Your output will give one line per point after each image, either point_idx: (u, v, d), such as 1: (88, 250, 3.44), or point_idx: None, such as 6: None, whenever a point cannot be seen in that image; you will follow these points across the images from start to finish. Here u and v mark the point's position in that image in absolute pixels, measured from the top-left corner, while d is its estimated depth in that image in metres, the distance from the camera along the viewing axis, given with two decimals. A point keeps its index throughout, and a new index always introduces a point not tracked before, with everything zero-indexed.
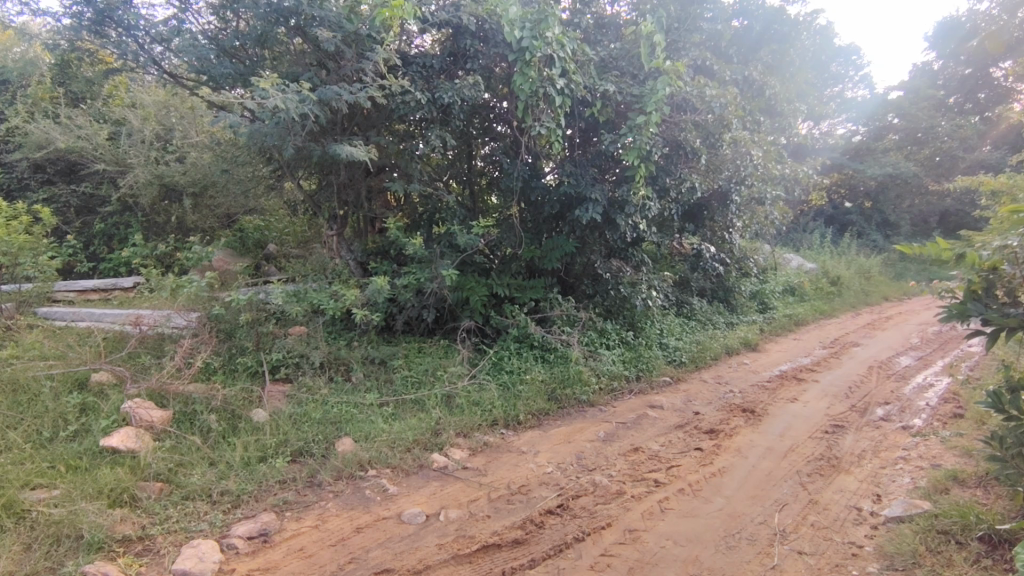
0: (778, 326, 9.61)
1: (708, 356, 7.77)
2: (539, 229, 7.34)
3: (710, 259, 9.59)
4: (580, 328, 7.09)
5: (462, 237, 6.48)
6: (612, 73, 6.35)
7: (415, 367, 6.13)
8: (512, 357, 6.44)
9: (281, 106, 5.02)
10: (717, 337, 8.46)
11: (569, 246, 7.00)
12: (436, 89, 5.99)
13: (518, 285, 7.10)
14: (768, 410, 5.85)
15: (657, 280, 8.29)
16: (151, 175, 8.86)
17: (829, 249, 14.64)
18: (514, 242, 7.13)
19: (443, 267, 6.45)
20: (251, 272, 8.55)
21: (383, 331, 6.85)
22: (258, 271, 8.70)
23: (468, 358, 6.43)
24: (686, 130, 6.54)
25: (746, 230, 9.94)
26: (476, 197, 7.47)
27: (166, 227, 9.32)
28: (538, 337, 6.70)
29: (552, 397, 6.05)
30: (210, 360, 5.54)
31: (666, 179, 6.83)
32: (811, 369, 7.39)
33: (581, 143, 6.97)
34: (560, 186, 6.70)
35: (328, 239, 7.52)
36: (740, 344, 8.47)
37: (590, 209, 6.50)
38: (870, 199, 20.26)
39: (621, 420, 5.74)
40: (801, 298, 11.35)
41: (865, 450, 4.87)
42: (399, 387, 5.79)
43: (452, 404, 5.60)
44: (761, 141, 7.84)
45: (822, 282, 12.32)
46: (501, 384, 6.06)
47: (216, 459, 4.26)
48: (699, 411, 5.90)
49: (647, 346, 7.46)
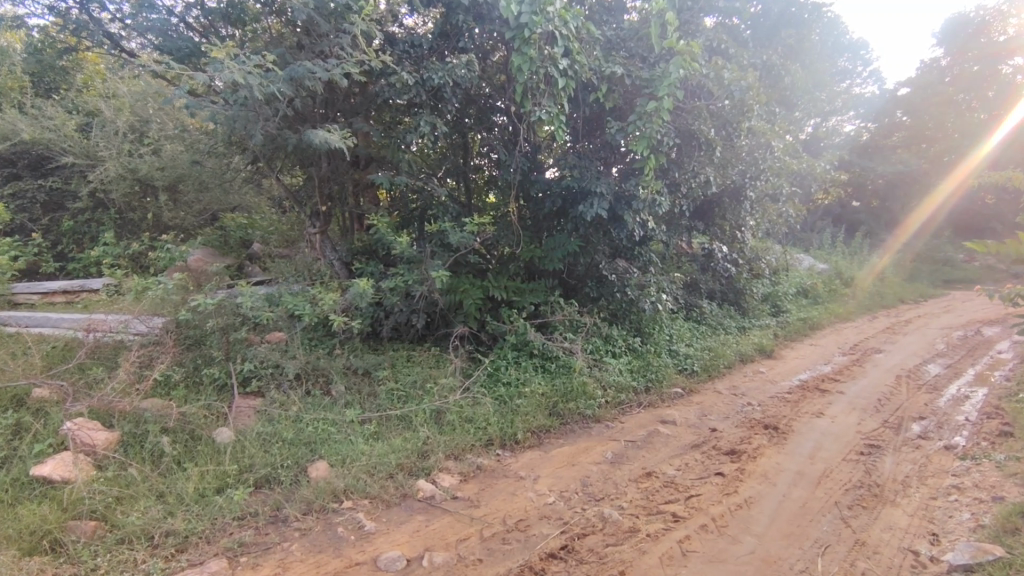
0: (794, 331, 9.04)
1: (721, 364, 7.20)
2: (539, 228, 6.79)
3: (720, 259, 9.02)
4: (584, 335, 6.55)
5: (454, 236, 5.90)
6: (620, 55, 5.78)
7: (403, 379, 5.57)
8: (509, 368, 5.87)
9: (242, 83, 4.39)
10: (730, 344, 7.88)
11: (573, 245, 6.43)
12: (425, 70, 5.42)
13: (516, 287, 6.53)
14: (793, 427, 5.28)
15: (666, 282, 7.74)
16: (123, 168, 8.28)
17: (841, 248, 14.05)
18: (513, 241, 6.57)
19: (433, 268, 5.88)
20: (233, 272, 8.15)
21: (368, 338, 6.27)
22: (241, 275, 8.30)
23: (462, 368, 5.86)
24: (701, 118, 5.93)
25: (758, 229, 9.35)
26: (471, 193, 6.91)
27: (140, 225, 8.76)
28: (538, 345, 6.13)
29: (554, 412, 5.49)
30: (171, 372, 4.97)
31: (678, 172, 6.24)
32: (833, 379, 6.81)
33: (585, 134, 6.41)
34: (563, 179, 6.13)
35: (310, 238, 6.86)
36: (754, 351, 7.90)
37: (596, 205, 5.91)
38: (877, 199, 19.93)
39: (631, 438, 5.17)
40: (815, 301, 10.78)
41: (909, 476, 4.30)
42: (383, 401, 5.23)
43: (443, 421, 5.03)
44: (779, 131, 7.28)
45: (836, 284, 11.73)
46: (497, 397, 5.48)
47: (166, 491, 3.69)
48: (716, 428, 5.33)
49: (655, 353, 6.96)
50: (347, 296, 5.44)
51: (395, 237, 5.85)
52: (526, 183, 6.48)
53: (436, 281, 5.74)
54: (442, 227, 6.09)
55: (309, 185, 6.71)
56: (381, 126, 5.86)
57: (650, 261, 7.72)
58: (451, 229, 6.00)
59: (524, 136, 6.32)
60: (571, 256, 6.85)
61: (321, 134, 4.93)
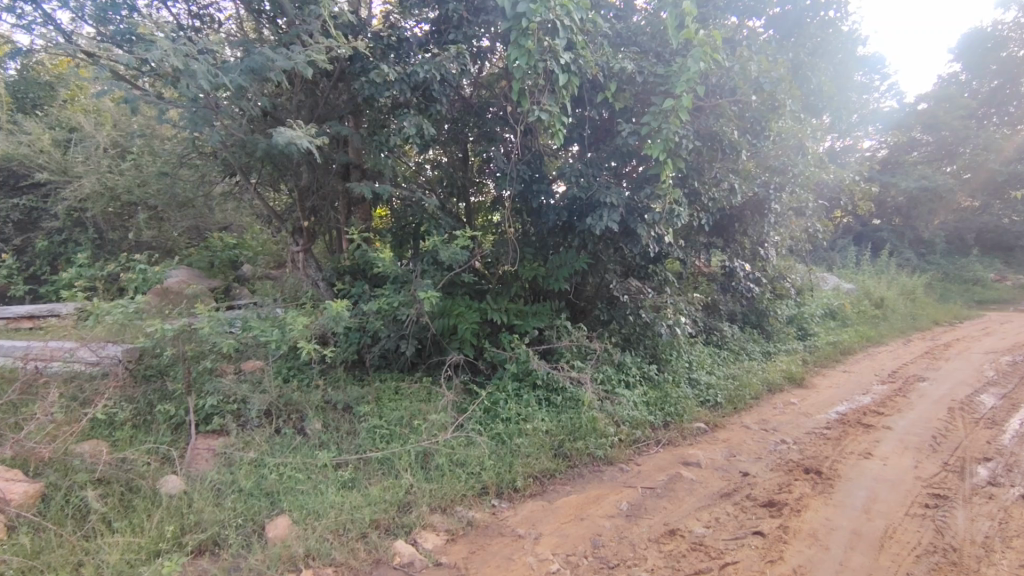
0: (824, 357, 8.27)
1: (747, 395, 6.46)
2: (543, 243, 6.14)
3: (742, 279, 8.32)
4: (593, 363, 5.88)
5: (446, 252, 5.30)
6: (632, 50, 5.23)
7: (387, 415, 4.91)
8: (509, 402, 5.18)
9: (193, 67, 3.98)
10: (756, 372, 7.15)
11: (580, 262, 5.79)
12: (411, 66, 4.86)
13: (518, 310, 5.92)
14: (839, 471, 4.54)
15: (684, 303, 7.07)
16: (101, 185, 7.85)
17: (868, 268, 13.25)
18: (514, 259, 5.95)
19: (422, 288, 5.27)
20: (218, 295, 7.70)
21: (351, 369, 5.63)
22: (228, 298, 7.79)
23: (455, 403, 5.18)
24: (724, 118, 5.31)
25: (784, 246, 8.66)
26: (469, 207, 6.36)
27: (120, 246, 8.37)
28: (542, 375, 5.46)
29: (559, 452, 4.79)
30: (119, 409, 4.36)
31: (698, 181, 5.62)
32: (877, 413, 6.04)
33: (593, 141, 5.82)
34: (568, 189, 5.51)
35: (294, 256, 6.34)
36: (783, 379, 7.16)
37: (605, 217, 5.29)
38: (900, 216, 18.36)
39: (649, 485, 4.44)
40: (843, 323, 10.01)
41: (990, 537, 3.54)
42: (362, 441, 4.55)
43: (430, 466, 4.35)
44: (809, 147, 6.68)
45: (865, 305, 10.95)
46: (494, 436, 4.80)
47: (84, 560, 3.05)
48: (748, 471, 4.60)
49: (673, 383, 6.25)
50: (322, 318, 4.83)
51: (378, 253, 5.26)
52: (529, 195, 5.89)
53: (424, 302, 5.12)
54: (432, 242, 5.50)
55: (291, 198, 6.18)
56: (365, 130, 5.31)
57: (667, 280, 7.05)
58: (443, 244, 5.40)
59: (524, 141, 5.75)
60: (578, 275, 6.22)
61: (287, 133, 4.36)
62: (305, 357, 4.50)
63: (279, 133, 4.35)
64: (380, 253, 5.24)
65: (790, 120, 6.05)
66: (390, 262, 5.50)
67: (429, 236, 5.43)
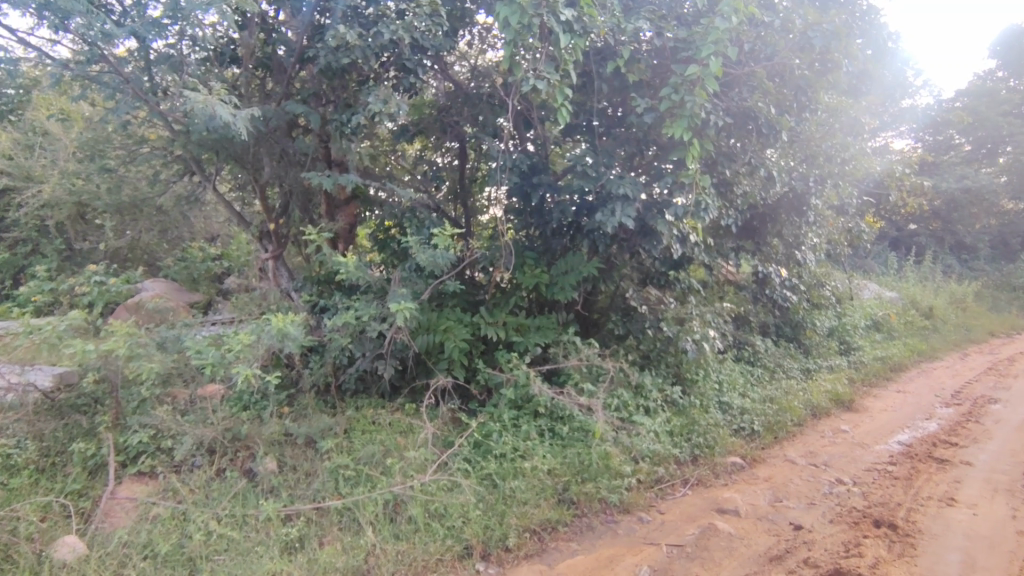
0: (872, 374, 7.27)
1: (789, 421, 5.51)
2: (548, 245, 5.34)
3: (776, 287, 7.38)
4: (607, 386, 5.00)
5: (423, 256, 4.58)
6: (648, 9, 4.47)
7: (357, 452, 4.08)
8: (505, 433, 4.33)
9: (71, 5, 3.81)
10: (797, 393, 6.18)
11: (589, 267, 4.97)
12: (385, 31, 4.15)
13: (518, 324, 5.11)
14: (918, 526, 3.60)
15: (712, 314, 6.18)
16: (65, 191, 7.32)
17: (911, 274, 12.08)
18: (512, 265, 5.16)
19: (397, 298, 4.54)
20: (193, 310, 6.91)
21: (323, 395, 4.85)
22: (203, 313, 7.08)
23: (440, 435, 4.34)
24: (758, 91, 4.50)
25: (823, 249, 7.71)
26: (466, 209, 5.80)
27: (88, 254, 7.90)
28: (545, 401, 4.60)
29: (564, 498, 3.91)
30: (27, 450, 3.67)
31: (728, 168, 4.78)
32: (950, 444, 5.05)
33: (604, 124, 5.04)
34: (573, 179, 4.77)
35: (262, 264, 5.65)
36: (829, 401, 6.19)
37: (619, 211, 4.56)
38: (939, 220, 16.91)
39: (677, 542, 3.54)
40: (890, 336, 8.96)
41: None
42: (322, 485, 3.72)
43: (402, 518, 3.51)
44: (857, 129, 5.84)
45: (913, 316, 9.85)
46: (485, 478, 3.94)
47: None
48: (802, 524, 3.67)
49: (701, 410, 5.34)
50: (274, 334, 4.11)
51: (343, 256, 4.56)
52: (529, 190, 5.13)
53: (397, 315, 4.37)
54: (412, 245, 4.76)
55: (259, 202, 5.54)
56: (334, 115, 4.61)
57: (691, 288, 6.17)
58: (422, 247, 4.67)
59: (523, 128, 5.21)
60: (589, 283, 5.40)
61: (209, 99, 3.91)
62: (247, 381, 3.78)
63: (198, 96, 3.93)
64: (347, 257, 4.54)
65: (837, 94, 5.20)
66: (363, 268, 4.77)
67: (405, 237, 4.72)
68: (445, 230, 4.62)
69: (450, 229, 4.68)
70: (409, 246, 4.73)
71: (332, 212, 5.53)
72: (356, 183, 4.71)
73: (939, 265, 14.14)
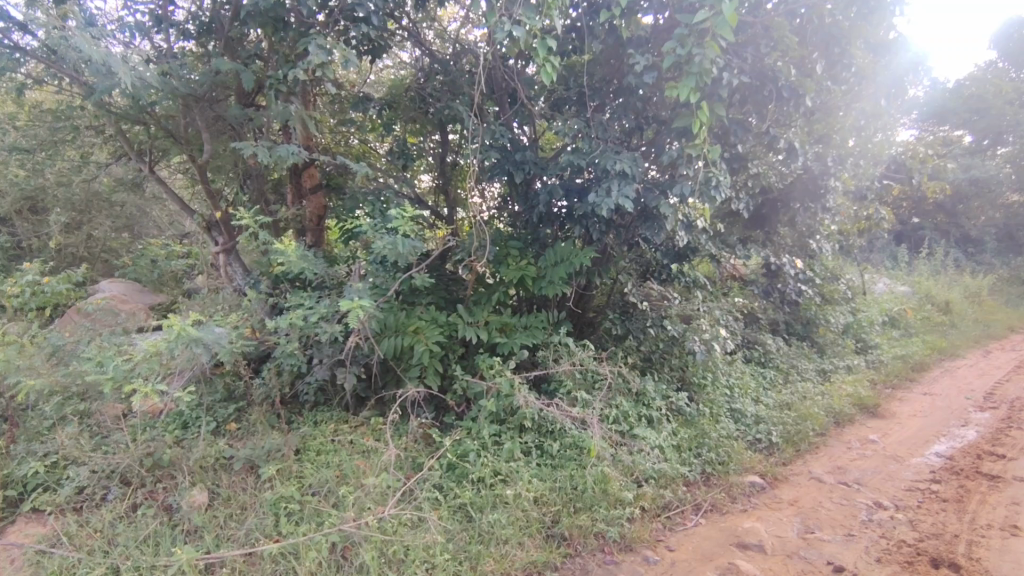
0: (893, 375, 6.63)
1: (811, 431, 4.86)
2: (536, 234, 4.72)
3: (789, 279, 6.77)
4: (604, 395, 4.36)
5: (378, 243, 3.95)
6: None
7: (307, 479, 3.41)
8: (485, 453, 3.68)
9: None
10: (816, 398, 5.53)
11: (581, 257, 4.30)
12: None
13: (502, 325, 4.47)
14: (985, 566, 2.95)
15: (721, 311, 5.55)
16: (9, 184, 6.69)
17: (922, 268, 11.41)
18: (492, 256, 4.52)
19: (350, 294, 3.90)
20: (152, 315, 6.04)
21: (277, 408, 4.21)
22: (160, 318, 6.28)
23: (409, 457, 3.68)
24: (778, 46, 3.81)
25: (838, 239, 7.09)
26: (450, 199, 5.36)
27: (37, 253, 7.24)
28: (532, 414, 3.95)
29: (554, 534, 3.26)
30: None
31: (741, 141, 4.15)
32: (997, 457, 4.41)
33: (597, 94, 4.46)
34: (563, 156, 4.22)
35: (215, 259, 5.02)
36: (852, 405, 5.55)
37: (615, 189, 3.96)
38: (943, 214, 15.39)
39: None
40: (907, 332, 8.33)
41: None
42: (256, 523, 3.04)
43: (352, 566, 2.84)
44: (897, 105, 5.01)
45: (929, 312, 9.21)
46: (459, 510, 3.29)
47: None
48: (842, 566, 3.03)
49: (711, 419, 4.73)
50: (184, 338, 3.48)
51: (285, 246, 3.93)
52: (511, 169, 4.51)
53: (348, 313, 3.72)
54: (370, 232, 4.12)
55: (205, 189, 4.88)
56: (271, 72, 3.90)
57: (697, 282, 5.54)
58: (379, 233, 4.04)
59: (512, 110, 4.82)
60: (582, 276, 4.75)
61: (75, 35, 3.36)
62: (140, 400, 3.17)
63: (89, 46, 3.42)
64: (287, 247, 3.90)
65: (879, 57, 4.39)
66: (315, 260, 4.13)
67: (361, 223, 4.10)
68: (404, 214, 3.98)
69: (412, 213, 4.05)
70: (366, 234, 4.10)
71: (297, 200, 5.09)
72: (297, 157, 4.06)
73: (950, 257, 13.46)
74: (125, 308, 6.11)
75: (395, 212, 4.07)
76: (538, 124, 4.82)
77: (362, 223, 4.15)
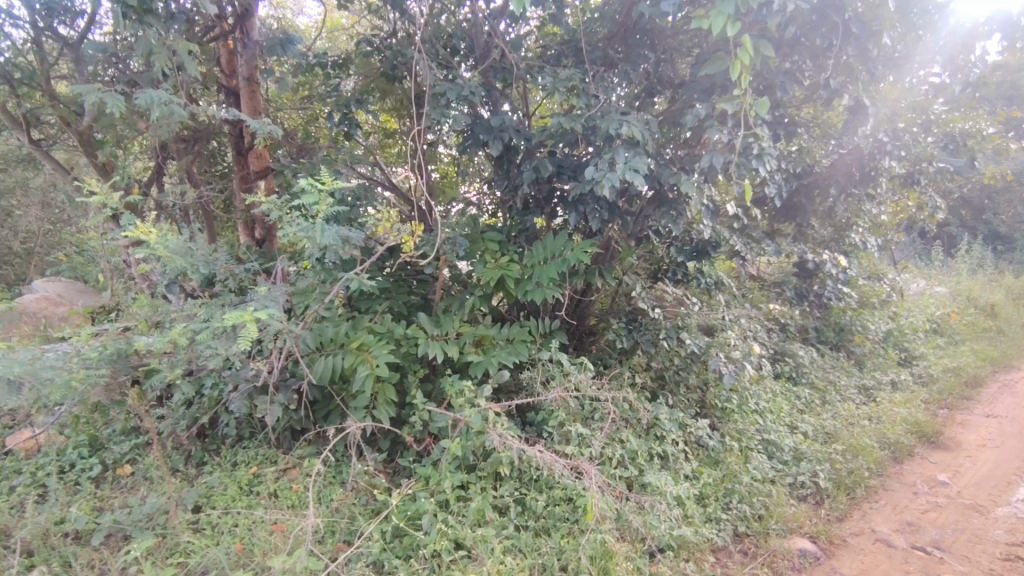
0: (947, 392, 5.64)
1: (866, 469, 3.90)
2: (523, 225, 3.76)
3: (827, 280, 5.54)
4: (606, 428, 3.41)
5: (288, 232, 2.86)
6: None
7: (196, 553, 2.49)
8: (446, 516, 2.75)
9: None
10: (864, 424, 4.54)
11: (578, 254, 3.34)
12: None
13: (477, 338, 3.53)
14: None
15: (748, 319, 4.59)
16: None
17: (961, 267, 10.25)
18: (463, 252, 3.56)
19: (255, 303, 2.76)
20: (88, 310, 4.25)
21: (187, 446, 3.31)
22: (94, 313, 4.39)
23: (345, 520, 2.76)
24: None
25: (881, 233, 6.05)
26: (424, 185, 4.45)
27: None
28: (512, 459, 3.01)
29: None
30: None
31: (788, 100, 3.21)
32: None
33: (596, 51, 3.61)
34: (554, 119, 3.29)
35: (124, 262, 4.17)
36: (909, 432, 4.57)
37: (621, 161, 3.02)
38: (970, 208, 13.33)
39: None
40: (953, 340, 7.29)
41: None
42: None
43: None
44: (980, 61, 3.96)
45: (973, 316, 8.15)
46: None
47: None
48: None
49: (740, 456, 3.80)
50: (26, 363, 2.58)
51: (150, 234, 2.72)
52: (486, 138, 3.54)
53: (241, 328, 2.64)
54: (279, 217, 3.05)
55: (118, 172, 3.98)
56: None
57: (720, 283, 4.56)
58: (287, 219, 2.94)
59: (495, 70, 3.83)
60: (580, 276, 3.79)
61: None
62: None
63: None
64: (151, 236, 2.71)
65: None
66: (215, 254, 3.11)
67: (263, 206, 2.98)
68: (319, 189, 2.86)
69: (330, 187, 2.94)
70: (273, 220, 3.01)
71: (240, 180, 4.36)
72: (165, 101, 3.02)
73: (987, 252, 12.28)
74: (55, 316, 5.28)
75: (305, 187, 2.97)
76: (524, 83, 3.86)
77: (266, 204, 3.03)
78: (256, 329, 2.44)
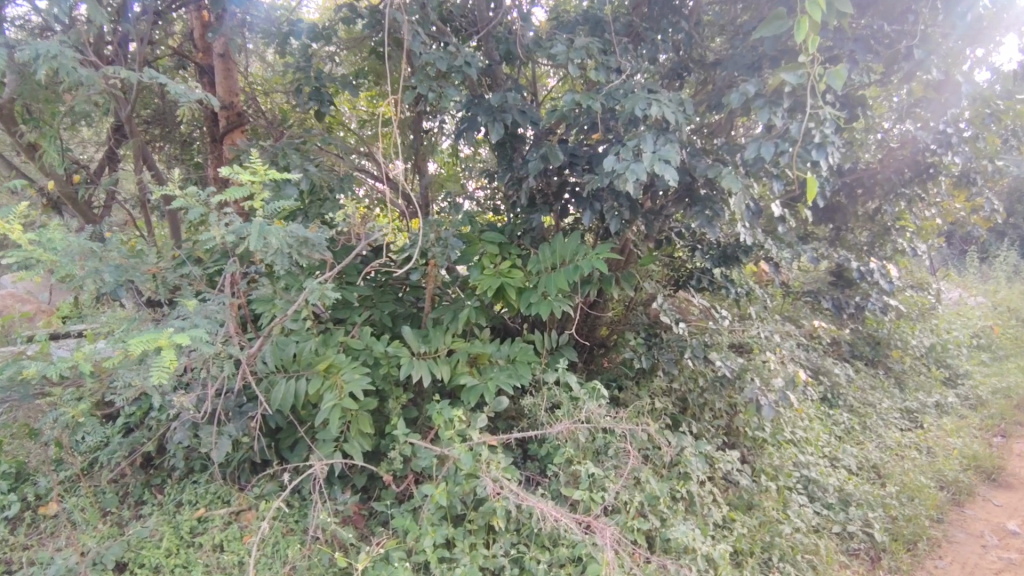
0: (1001, 418, 5.04)
1: (926, 516, 3.34)
2: (528, 224, 3.22)
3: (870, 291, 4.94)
4: (623, 468, 2.87)
5: (212, 235, 2.27)
6: None
7: None
8: None
9: None
10: (915, 458, 3.97)
11: (593, 260, 2.79)
12: None
13: (471, 357, 2.99)
14: None
15: (783, 335, 4.03)
16: None
17: (999, 275, 9.56)
18: (456, 256, 3.03)
19: (177, 321, 2.24)
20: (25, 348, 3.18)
21: (128, 479, 2.80)
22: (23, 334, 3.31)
23: None
24: None
25: (928, 238, 5.44)
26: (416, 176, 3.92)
27: None
28: (508, 510, 2.47)
29: None
30: None
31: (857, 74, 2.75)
32: None
33: (617, 18, 3.05)
34: (564, 97, 2.74)
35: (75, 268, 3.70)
36: (966, 467, 4.00)
37: (649, 148, 2.47)
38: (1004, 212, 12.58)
39: None
40: (998, 356, 6.66)
41: None
42: None
43: None
44: None
45: (1018, 329, 7.50)
46: None
47: None
48: None
49: (778, 499, 3.25)
50: None
51: (17, 230, 2.01)
52: (484, 121, 2.98)
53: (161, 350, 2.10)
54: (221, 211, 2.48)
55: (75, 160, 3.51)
56: None
57: (753, 294, 4.00)
58: (212, 218, 2.28)
59: (499, 43, 3.28)
60: (594, 285, 3.24)
61: None
62: None
63: None
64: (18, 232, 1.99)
65: None
66: (147, 251, 2.52)
67: (176, 201, 2.27)
68: (246, 178, 2.25)
69: (263, 174, 2.32)
70: (192, 219, 2.29)
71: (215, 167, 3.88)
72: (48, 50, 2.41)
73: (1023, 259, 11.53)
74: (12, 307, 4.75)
75: (226, 174, 2.29)
76: (532, 58, 3.30)
77: (183, 199, 2.30)
78: (173, 357, 1.96)
